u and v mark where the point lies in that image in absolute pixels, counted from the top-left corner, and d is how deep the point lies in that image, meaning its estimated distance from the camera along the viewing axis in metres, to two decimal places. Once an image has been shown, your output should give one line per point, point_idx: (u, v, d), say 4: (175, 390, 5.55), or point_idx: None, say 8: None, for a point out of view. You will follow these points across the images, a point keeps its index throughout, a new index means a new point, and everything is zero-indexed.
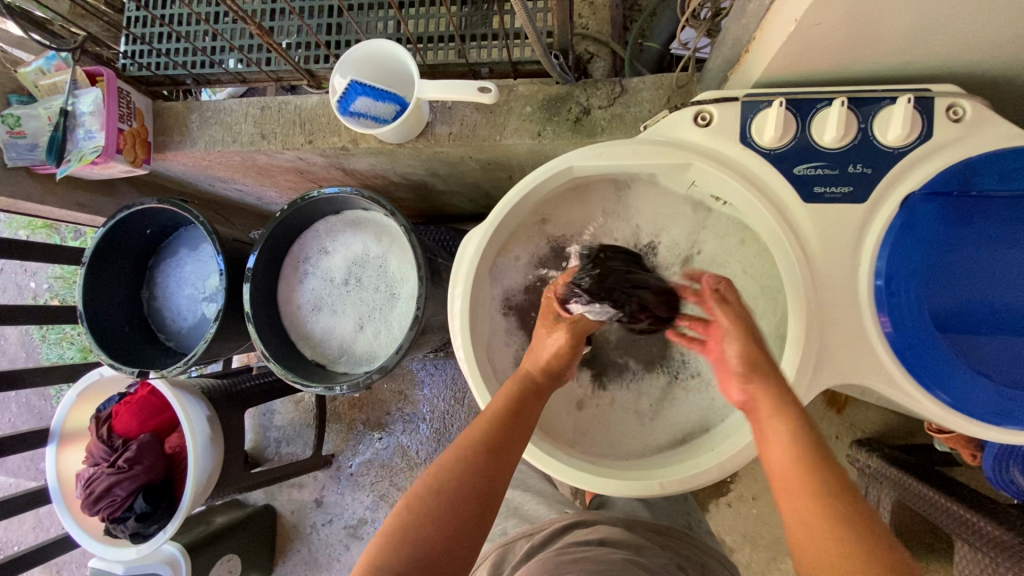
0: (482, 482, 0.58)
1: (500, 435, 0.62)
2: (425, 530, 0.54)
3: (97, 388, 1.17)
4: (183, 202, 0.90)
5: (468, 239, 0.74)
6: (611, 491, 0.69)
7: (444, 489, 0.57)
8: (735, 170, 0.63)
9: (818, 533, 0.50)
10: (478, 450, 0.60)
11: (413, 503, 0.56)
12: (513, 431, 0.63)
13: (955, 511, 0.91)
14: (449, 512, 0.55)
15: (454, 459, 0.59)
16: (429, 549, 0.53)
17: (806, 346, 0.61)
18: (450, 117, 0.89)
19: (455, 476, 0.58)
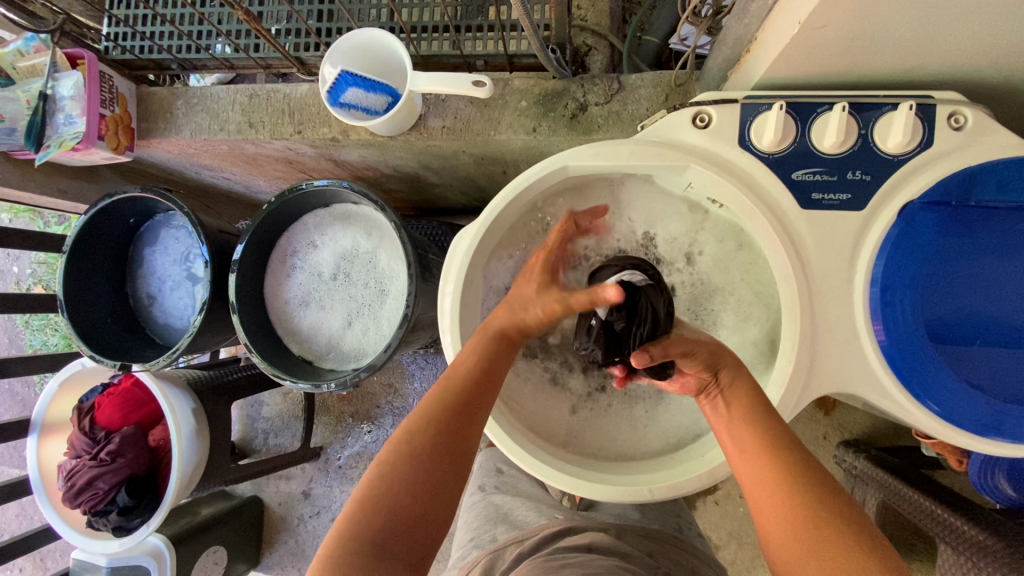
0: (451, 443, 0.56)
1: (467, 394, 0.60)
2: (397, 498, 0.52)
3: (79, 378, 1.15)
4: (167, 191, 0.87)
5: (461, 237, 0.73)
6: (578, 490, 0.69)
7: (415, 454, 0.55)
8: (733, 173, 0.62)
9: (771, 496, 0.52)
10: (449, 413, 0.58)
11: (380, 471, 0.54)
12: (485, 392, 0.61)
13: (938, 514, 0.92)
14: (419, 480, 0.53)
15: (424, 425, 0.56)
16: (400, 517, 0.52)
17: (799, 354, 0.60)
18: (444, 110, 0.87)
19: (426, 443, 0.55)
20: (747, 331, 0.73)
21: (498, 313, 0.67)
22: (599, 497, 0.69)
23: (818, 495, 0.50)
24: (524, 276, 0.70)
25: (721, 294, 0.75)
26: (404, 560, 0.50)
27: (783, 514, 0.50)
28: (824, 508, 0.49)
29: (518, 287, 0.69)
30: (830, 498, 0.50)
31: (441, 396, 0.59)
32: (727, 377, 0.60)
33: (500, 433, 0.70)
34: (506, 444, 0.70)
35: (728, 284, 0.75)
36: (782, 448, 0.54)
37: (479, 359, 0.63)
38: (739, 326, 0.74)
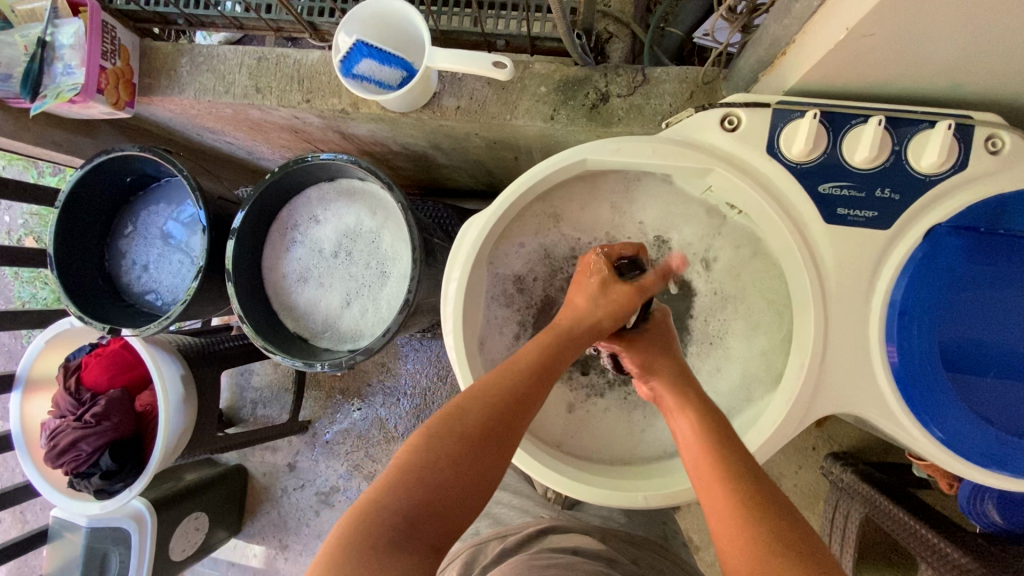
0: (502, 430, 0.55)
1: (527, 385, 0.58)
2: (442, 475, 0.51)
3: (67, 336, 1.13)
4: (167, 152, 0.84)
5: (470, 224, 0.70)
6: (565, 488, 0.68)
7: (462, 432, 0.53)
8: (757, 181, 0.60)
9: (727, 524, 0.51)
10: (504, 399, 0.56)
11: (428, 441, 0.52)
12: (541, 388, 0.59)
13: (924, 536, 0.91)
14: (464, 463, 0.52)
15: (474, 406, 0.55)
16: (440, 493, 0.50)
17: (807, 372, 0.59)
18: (459, 89, 0.84)
19: (475, 425, 0.54)
20: (754, 343, 0.73)
21: (574, 316, 0.65)
22: (590, 499, 0.67)
23: (776, 528, 0.49)
24: (585, 273, 0.68)
25: (736, 301, 0.74)
26: (431, 538, 0.48)
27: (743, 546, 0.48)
28: (779, 538, 0.48)
29: (585, 283, 0.67)
30: (788, 534, 0.48)
31: (500, 382, 0.58)
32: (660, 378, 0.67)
33: None
34: None
35: (737, 291, 0.74)
36: (742, 478, 0.54)
37: (546, 352, 0.61)
38: (748, 338, 0.73)
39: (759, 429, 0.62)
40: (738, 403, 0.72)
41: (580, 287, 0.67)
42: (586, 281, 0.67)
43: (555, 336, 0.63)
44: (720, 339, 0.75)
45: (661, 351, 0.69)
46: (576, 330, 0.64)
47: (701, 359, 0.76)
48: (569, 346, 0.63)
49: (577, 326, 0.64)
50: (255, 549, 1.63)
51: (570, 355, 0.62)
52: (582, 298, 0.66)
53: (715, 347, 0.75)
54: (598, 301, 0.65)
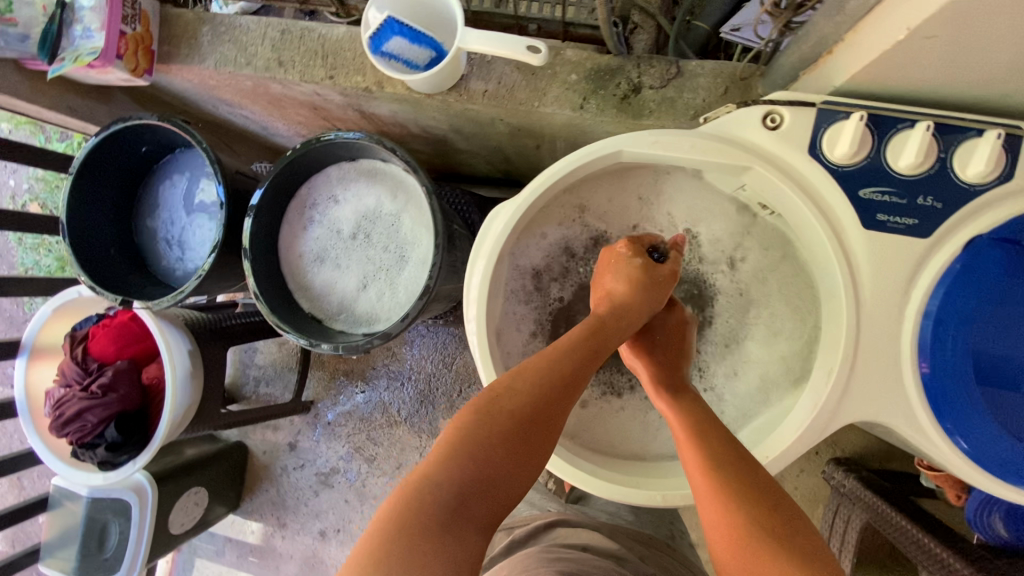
0: (547, 414, 0.56)
1: (576, 369, 0.59)
2: (496, 454, 0.52)
3: (74, 306, 1.12)
4: (186, 124, 0.83)
5: (496, 213, 0.69)
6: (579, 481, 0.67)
7: (514, 412, 0.54)
8: (796, 182, 0.59)
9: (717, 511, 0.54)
10: (555, 382, 0.57)
11: (481, 420, 0.54)
12: (588, 372, 0.60)
13: (927, 545, 0.91)
14: (516, 441, 0.53)
15: (526, 387, 0.56)
16: (491, 474, 0.52)
17: (835, 379, 0.58)
18: (488, 73, 0.82)
19: (527, 406, 0.55)
20: (773, 346, 0.72)
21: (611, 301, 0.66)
22: (605, 494, 0.67)
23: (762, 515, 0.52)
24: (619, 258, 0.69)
25: (758, 305, 0.74)
26: (482, 518, 0.50)
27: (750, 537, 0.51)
28: (767, 527, 0.51)
29: (618, 268, 0.69)
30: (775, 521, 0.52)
31: (549, 366, 0.58)
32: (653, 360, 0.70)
33: None
34: None
35: (764, 294, 0.74)
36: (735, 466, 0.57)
37: (591, 341, 0.62)
38: (769, 342, 0.73)
39: (782, 434, 0.61)
40: (753, 404, 0.72)
41: (610, 271, 0.69)
42: (620, 267, 0.69)
43: (598, 322, 0.64)
44: (741, 341, 0.74)
45: (675, 349, 0.71)
46: (616, 315, 0.65)
47: (717, 362, 0.75)
48: (612, 333, 0.64)
49: (621, 312, 0.65)
50: (252, 526, 1.63)
51: (616, 341, 0.64)
52: (619, 283, 0.67)
53: (734, 350, 0.75)
54: (639, 287, 0.66)
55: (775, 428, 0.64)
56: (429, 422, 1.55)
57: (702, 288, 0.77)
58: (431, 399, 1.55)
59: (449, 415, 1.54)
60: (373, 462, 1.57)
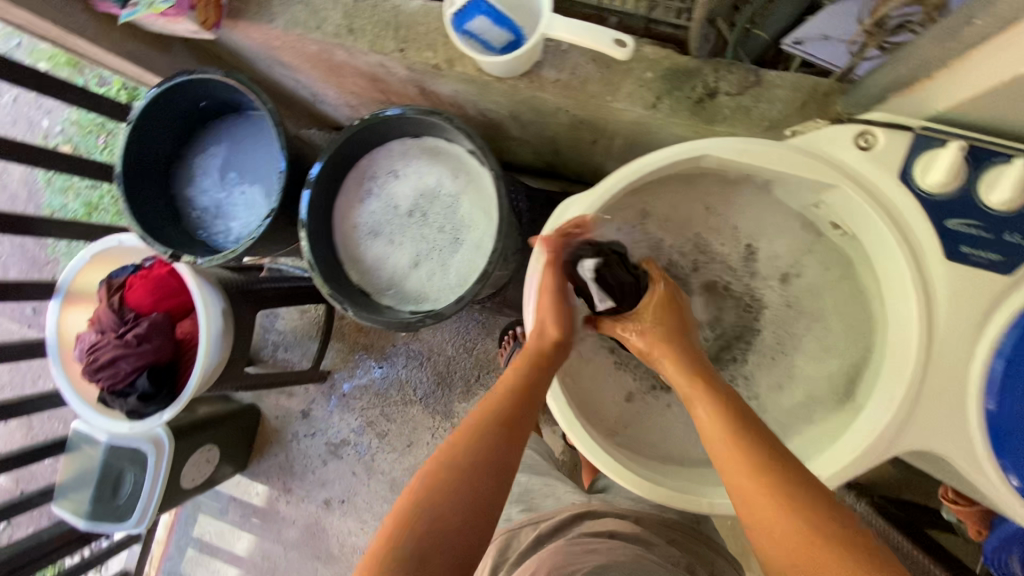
0: (488, 461, 0.58)
1: (512, 411, 0.62)
2: (441, 511, 0.55)
3: (113, 253, 1.12)
4: (253, 83, 0.82)
5: (567, 206, 0.69)
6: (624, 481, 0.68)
7: (455, 467, 0.58)
8: (881, 205, 0.58)
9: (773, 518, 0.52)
10: (493, 428, 0.60)
11: (425, 482, 0.57)
12: (527, 410, 0.63)
13: None
14: (460, 492, 0.56)
15: (462, 440, 0.60)
16: (439, 529, 0.54)
17: (898, 404, 0.58)
18: (562, 62, 0.81)
19: (467, 459, 0.58)
20: (822, 362, 0.72)
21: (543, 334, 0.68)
22: (653, 495, 0.68)
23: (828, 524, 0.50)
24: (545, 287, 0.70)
25: (811, 323, 0.73)
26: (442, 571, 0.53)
27: (792, 531, 0.50)
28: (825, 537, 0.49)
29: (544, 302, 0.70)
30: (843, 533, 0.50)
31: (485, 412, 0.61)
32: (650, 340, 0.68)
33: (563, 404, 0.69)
34: (562, 412, 0.69)
35: (815, 311, 0.73)
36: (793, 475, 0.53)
37: (523, 383, 0.64)
38: (818, 357, 0.72)
39: (835, 454, 0.62)
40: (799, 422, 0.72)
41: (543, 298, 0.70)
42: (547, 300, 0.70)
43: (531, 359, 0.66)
44: (788, 354, 0.74)
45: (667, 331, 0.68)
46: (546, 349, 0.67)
47: (760, 372, 0.75)
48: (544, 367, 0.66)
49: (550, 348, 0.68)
50: (258, 488, 1.65)
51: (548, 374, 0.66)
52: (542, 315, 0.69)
53: (780, 361, 0.74)
54: (558, 317, 0.68)
55: (825, 448, 0.64)
56: (444, 404, 1.55)
57: (754, 300, 0.76)
58: (448, 381, 1.55)
59: (465, 400, 1.54)
60: (384, 438, 1.57)
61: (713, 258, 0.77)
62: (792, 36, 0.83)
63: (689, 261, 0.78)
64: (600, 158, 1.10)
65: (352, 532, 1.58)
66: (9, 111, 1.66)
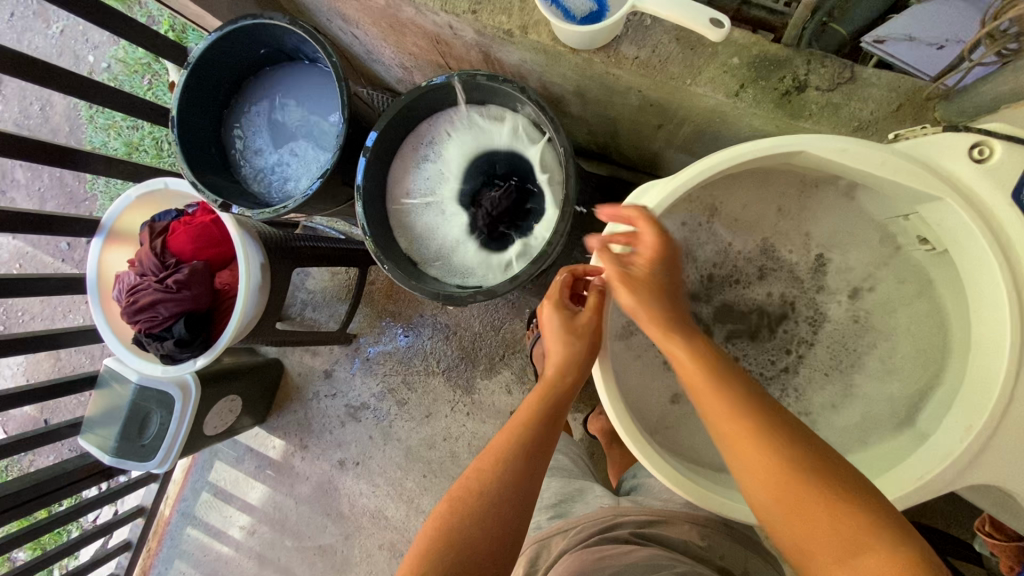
0: (512, 487, 0.61)
1: (535, 438, 0.65)
2: (469, 533, 0.58)
3: (157, 197, 1.11)
4: (317, 31, 0.79)
5: (640, 192, 0.66)
6: (683, 494, 0.63)
7: (481, 493, 0.61)
8: (987, 224, 0.54)
9: (785, 489, 0.52)
10: (514, 453, 0.63)
11: (452, 509, 0.60)
12: (546, 439, 0.66)
13: None
14: (484, 519, 0.59)
15: (486, 467, 0.63)
16: (465, 549, 0.57)
17: (976, 436, 0.55)
18: (644, 38, 0.77)
19: (492, 486, 0.61)
20: (886, 385, 0.70)
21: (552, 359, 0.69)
22: (704, 504, 0.63)
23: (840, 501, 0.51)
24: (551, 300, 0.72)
25: (876, 340, 0.72)
26: None
27: (806, 495, 0.52)
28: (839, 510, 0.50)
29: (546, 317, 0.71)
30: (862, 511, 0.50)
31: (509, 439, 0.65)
32: (636, 301, 0.64)
33: (624, 420, 0.64)
34: (621, 421, 0.64)
35: (883, 328, 0.71)
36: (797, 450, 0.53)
37: (539, 408, 0.68)
38: (883, 379, 0.71)
39: (897, 479, 0.59)
40: (851, 439, 0.70)
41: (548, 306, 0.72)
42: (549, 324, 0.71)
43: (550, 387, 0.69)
44: (846, 372, 0.73)
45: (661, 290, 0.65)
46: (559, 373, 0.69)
47: (816, 389, 0.74)
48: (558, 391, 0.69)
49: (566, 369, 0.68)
50: (275, 442, 1.67)
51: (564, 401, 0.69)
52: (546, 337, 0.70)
53: (837, 380, 0.74)
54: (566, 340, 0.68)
55: (882, 471, 0.62)
56: (466, 379, 1.54)
57: (820, 320, 0.75)
58: (472, 357, 1.54)
59: (487, 377, 1.53)
60: (403, 406, 1.58)
61: (781, 264, 0.76)
62: (874, 35, 0.78)
63: (753, 266, 0.77)
64: (660, 145, 1.06)
65: (362, 494, 1.60)
66: (57, 43, 1.64)
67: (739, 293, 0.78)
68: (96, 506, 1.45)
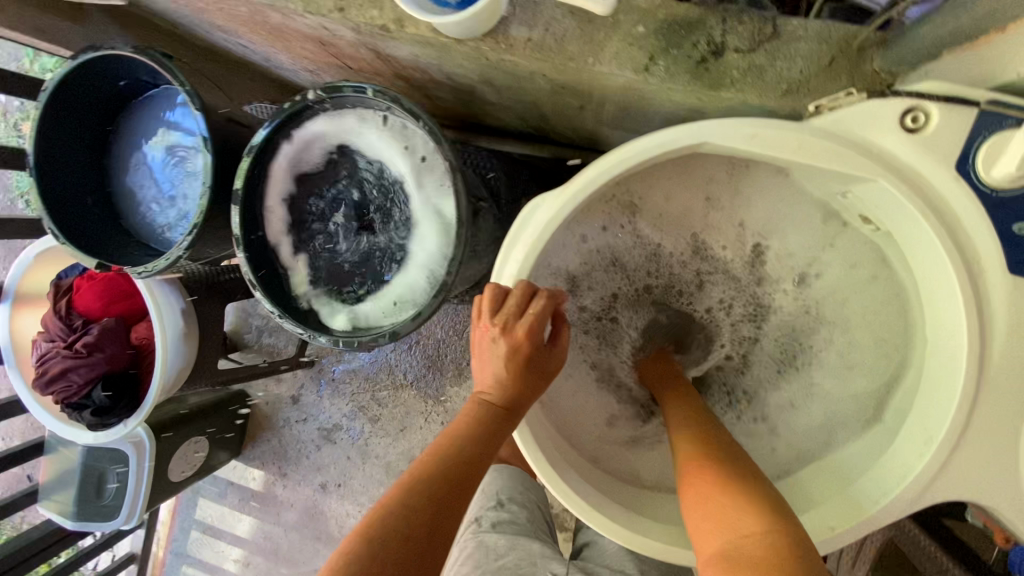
0: (440, 519, 0.47)
1: (472, 459, 0.51)
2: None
3: (59, 252, 1.02)
4: (168, 59, 0.69)
5: (534, 206, 0.59)
6: (618, 539, 0.56)
7: (399, 524, 0.45)
8: (932, 204, 0.46)
9: (711, 503, 0.48)
10: (441, 479, 0.49)
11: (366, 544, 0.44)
12: (479, 463, 0.52)
13: None
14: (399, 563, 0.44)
15: (412, 496, 0.47)
16: None
17: (935, 450, 0.48)
18: (534, 17, 0.67)
19: (417, 518, 0.46)
20: (844, 381, 0.63)
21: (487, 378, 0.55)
22: (635, 548, 0.56)
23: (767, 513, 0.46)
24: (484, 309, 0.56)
25: (834, 333, 0.64)
26: None
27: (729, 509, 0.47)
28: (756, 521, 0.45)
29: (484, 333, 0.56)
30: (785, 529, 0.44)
31: (439, 457, 0.51)
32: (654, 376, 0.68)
33: (549, 471, 0.57)
34: (544, 470, 0.57)
35: (836, 319, 0.63)
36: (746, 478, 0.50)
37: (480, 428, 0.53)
38: (842, 376, 0.63)
39: (857, 498, 0.53)
40: (813, 442, 0.63)
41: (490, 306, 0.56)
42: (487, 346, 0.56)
43: (482, 408, 0.55)
44: (802, 368, 0.66)
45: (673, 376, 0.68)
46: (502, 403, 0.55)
47: (774, 392, 0.68)
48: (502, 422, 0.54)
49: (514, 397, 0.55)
50: (254, 473, 1.63)
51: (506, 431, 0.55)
52: (478, 354, 0.57)
53: (795, 377, 0.67)
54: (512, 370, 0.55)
55: (843, 485, 0.56)
56: (437, 388, 1.48)
57: (762, 310, 0.69)
58: (439, 365, 1.48)
59: (457, 383, 1.47)
60: (377, 423, 1.52)
61: (716, 264, 0.69)
62: None
63: (691, 271, 0.70)
64: (591, 125, 0.95)
65: (349, 515, 1.56)
66: None
67: (689, 306, 0.72)
68: (99, 553, 1.43)
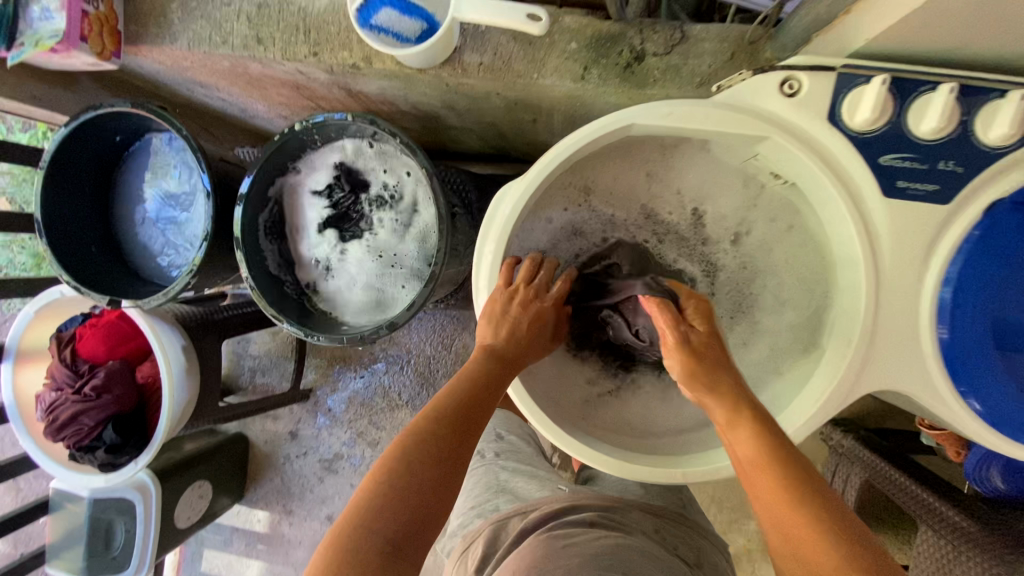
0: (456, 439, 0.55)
1: (478, 396, 0.59)
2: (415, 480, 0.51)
3: (58, 306, 1.07)
4: (163, 109, 0.78)
5: (503, 194, 0.67)
6: (606, 467, 0.66)
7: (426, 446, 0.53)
8: (816, 152, 0.59)
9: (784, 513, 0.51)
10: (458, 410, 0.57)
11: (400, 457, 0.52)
12: (488, 402, 0.60)
13: (911, 489, 0.93)
14: (428, 478, 0.52)
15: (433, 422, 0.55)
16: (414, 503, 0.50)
17: (853, 349, 0.59)
18: (482, 43, 0.78)
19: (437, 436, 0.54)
20: (779, 315, 0.73)
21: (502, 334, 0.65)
22: (626, 474, 0.66)
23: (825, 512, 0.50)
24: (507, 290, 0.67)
25: (770, 277, 0.74)
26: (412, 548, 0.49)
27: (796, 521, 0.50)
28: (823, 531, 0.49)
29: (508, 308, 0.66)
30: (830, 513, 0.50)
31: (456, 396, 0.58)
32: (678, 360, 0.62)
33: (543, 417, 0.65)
34: (537, 418, 0.65)
35: (768, 267, 0.74)
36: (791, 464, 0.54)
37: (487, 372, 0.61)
38: (778, 310, 0.73)
39: (802, 406, 0.63)
40: (764, 374, 0.73)
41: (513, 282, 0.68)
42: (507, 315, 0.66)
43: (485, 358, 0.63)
44: (748, 312, 0.75)
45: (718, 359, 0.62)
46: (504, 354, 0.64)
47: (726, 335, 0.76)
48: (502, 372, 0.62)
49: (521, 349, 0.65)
50: (259, 515, 1.63)
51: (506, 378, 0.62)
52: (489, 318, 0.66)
53: (742, 320, 0.75)
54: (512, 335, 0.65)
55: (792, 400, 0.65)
56: None
57: (711, 269, 0.77)
58: (432, 380, 1.54)
59: None
60: (376, 446, 1.56)
61: (665, 227, 0.78)
62: None
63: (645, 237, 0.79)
64: (546, 136, 1.07)
65: None
66: None
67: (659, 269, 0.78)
68: None
